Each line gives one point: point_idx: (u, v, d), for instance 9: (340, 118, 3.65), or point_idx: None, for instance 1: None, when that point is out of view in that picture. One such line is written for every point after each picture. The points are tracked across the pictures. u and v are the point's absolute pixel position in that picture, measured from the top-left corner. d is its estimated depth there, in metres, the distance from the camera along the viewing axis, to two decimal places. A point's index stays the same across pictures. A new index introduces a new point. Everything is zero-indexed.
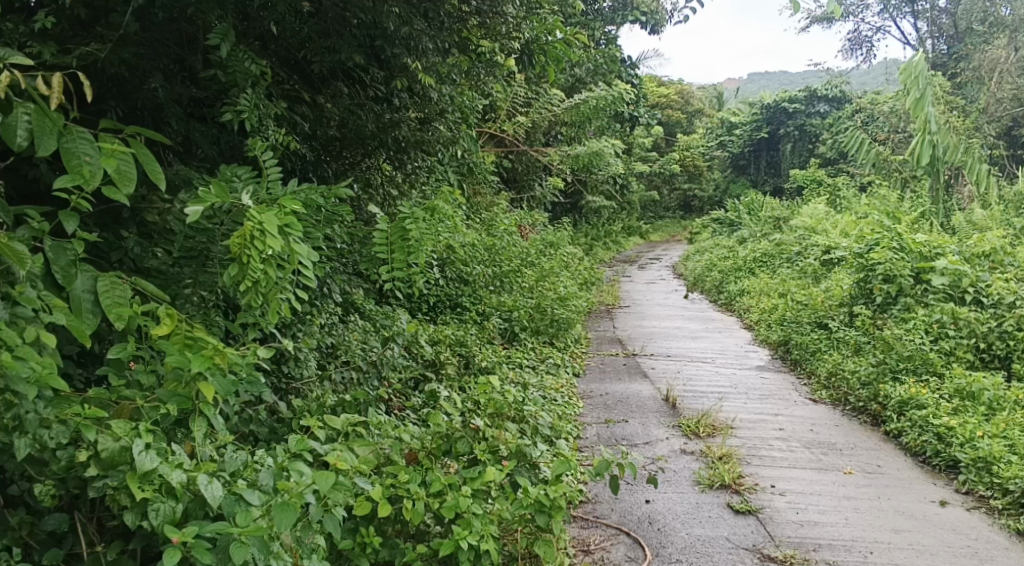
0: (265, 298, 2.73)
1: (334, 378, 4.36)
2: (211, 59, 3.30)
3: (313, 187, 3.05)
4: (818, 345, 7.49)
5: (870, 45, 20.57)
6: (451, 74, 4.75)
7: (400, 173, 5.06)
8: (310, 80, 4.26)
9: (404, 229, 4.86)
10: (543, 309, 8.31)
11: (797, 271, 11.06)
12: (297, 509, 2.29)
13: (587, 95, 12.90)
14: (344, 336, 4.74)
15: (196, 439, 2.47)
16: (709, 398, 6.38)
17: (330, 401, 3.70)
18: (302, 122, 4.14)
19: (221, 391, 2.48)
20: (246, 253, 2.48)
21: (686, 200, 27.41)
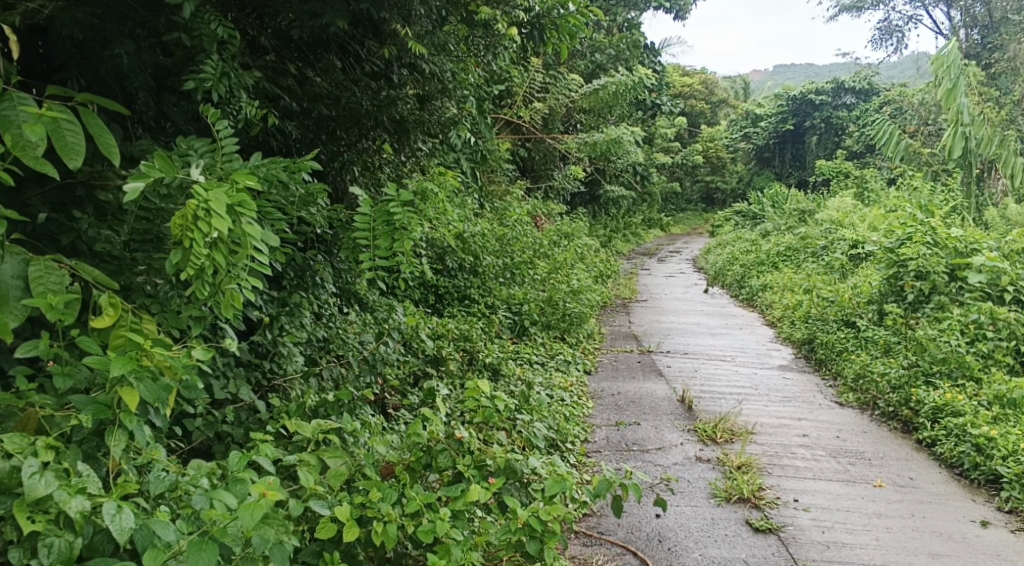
0: (215, 287, 2.48)
1: (323, 374, 4.10)
2: (177, 22, 2.98)
3: (279, 163, 2.75)
4: (844, 345, 7.12)
5: (901, 36, 19.96)
6: (449, 45, 4.41)
7: (401, 157, 4.73)
8: (301, 52, 4.00)
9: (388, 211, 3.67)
10: (554, 302, 8.00)
11: (823, 266, 10.65)
12: (214, 551, 2.06)
13: (606, 82, 12.53)
14: (338, 329, 4.50)
15: (114, 454, 2.21)
16: (728, 399, 6.03)
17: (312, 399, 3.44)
18: (287, 96, 3.85)
19: (151, 397, 2.24)
20: (186, 235, 2.24)
21: (709, 193, 26.89)
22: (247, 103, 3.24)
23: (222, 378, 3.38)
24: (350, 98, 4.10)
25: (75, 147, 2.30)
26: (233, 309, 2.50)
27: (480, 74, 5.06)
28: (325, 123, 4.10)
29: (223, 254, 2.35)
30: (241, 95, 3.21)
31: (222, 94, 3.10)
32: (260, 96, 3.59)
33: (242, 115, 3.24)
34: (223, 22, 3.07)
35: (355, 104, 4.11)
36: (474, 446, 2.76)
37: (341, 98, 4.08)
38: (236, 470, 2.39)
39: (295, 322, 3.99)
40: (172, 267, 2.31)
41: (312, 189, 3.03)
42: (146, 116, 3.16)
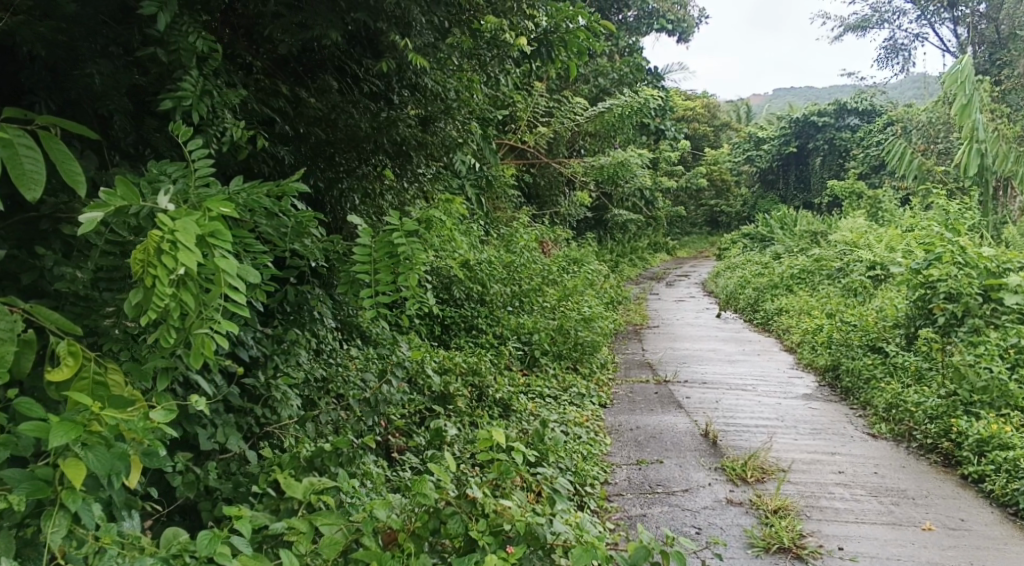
0: (184, 335, 2.18)
1: (322, 419, 3.80)
2: (154, 35, 2.74)
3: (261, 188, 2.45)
4: (872, 372, 6.81)
5: (907, 55, 19.76)
6: (452, 61, 4.15)
7: (404, 183, 4.53)
8: (296, 73, 3.79)
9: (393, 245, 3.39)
10: (565, 331, 7.69)
11: (841, 289, 10.33)
12: None
13: (611, 104, 12.33)
14: (339, 367, 4.22)
15: (51, 539, 1.97)
16: (754, 432, 5.69)
17: (307, 449, 3.15)
18: (279, 117, 3.58)
19: (103, 469, 2.01)
20: (149, 271, 1.97)
21: (714, 216, 26.67)
22: (232, 123, 2.96)
23: (209, 426, 3.08)
24: (347, 120, 3.85)
25: (34, 175, 2.04)
26: (204, 356, 2.20)
27: (487, 95, 4.81)
28: (321, 148, 3.84)
29: (192, 293, 2.07)
30: (225, 115, 2.94)
31: (203, 114, 2.83)
32: (250, 117, 3.32)
33: (227, 137, 2.97)
34: (203, 35, 2.80)
35: (353, 126, 3.87)
36: (489, 508, 2.49)
37: (338, 120, 3.83)
38: (205, 554, 2.14)
39: (291, 361, 3.70)
40: (132, 309, 2.05)
41: (296, 217, 2.75)
42: (123, 141, 2.89)
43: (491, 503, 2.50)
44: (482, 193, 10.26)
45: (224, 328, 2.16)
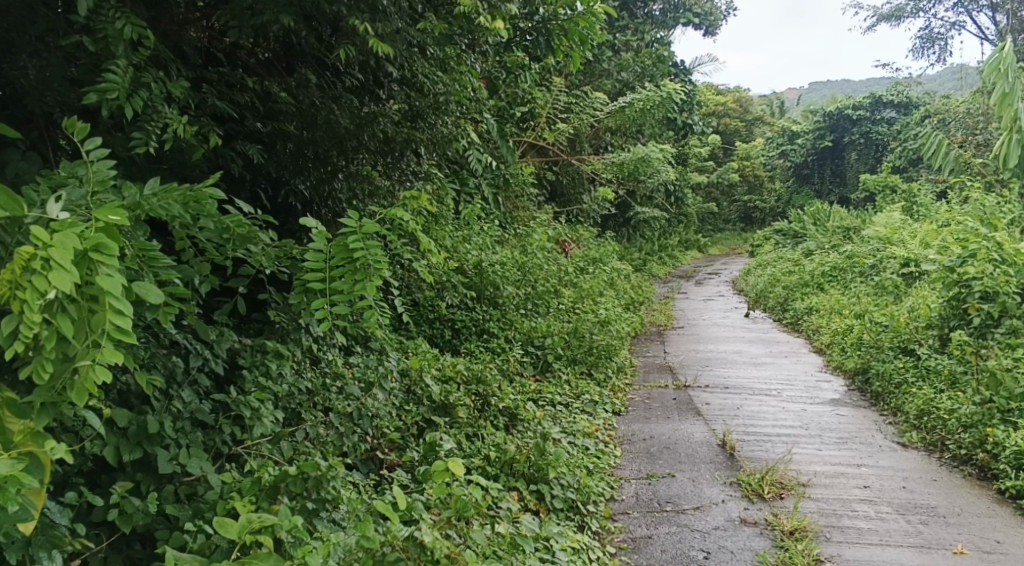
0: (67, 372, 2.05)
1: (299, 434, 3.62)
2: (79, 23, 2.66)
3: (174, 191, 2.38)
4: (904, 376, 6.45)
5: (944, 44, 19.07)
6: (428, 48, 3.92)
7: (393, 180, 4.31)
8: (273, 69, 3.65)
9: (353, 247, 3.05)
10: (580, 335, 7.41)
11: (873, 287, 9.92)
12: None
13: (632, 98, 12.04)
14: (323, 379, 4.03)
15: None
16: (776, 442, 5.37)
17: (272, 471, 3.00)
18: (246, 115, 3.49)
19: None
20: (16, 289, 1.91)
21: (748, 212, 26.07)
22: (171, 117, 2.85)
23: (171, 448, 3.00)
24: (323, 116, 3.66)
25: None
26: (88, 393, 2.06)
27: (481, 87, 4.59)
28: (299, 147, 3.71)
29: (71, 318, 2.00)
30: (163, 109, 2.83)
31: (137, 109, 2.72)
32: (204, 113, 3.21)
33: (168, 132, 2.86)
34: (130, 20, 2.68)
35: (332, 123, 3.68)
36: (438, 553, 2.85)
37: (315, 117, 3.66)
38: None
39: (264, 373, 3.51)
40: (6, 339, 1.97)
41: (220, 224, 2.67)
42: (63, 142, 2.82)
43: (439, 548, 2.86)
44: (498, 191, 10.02)
45: (109, 356, 2.03)
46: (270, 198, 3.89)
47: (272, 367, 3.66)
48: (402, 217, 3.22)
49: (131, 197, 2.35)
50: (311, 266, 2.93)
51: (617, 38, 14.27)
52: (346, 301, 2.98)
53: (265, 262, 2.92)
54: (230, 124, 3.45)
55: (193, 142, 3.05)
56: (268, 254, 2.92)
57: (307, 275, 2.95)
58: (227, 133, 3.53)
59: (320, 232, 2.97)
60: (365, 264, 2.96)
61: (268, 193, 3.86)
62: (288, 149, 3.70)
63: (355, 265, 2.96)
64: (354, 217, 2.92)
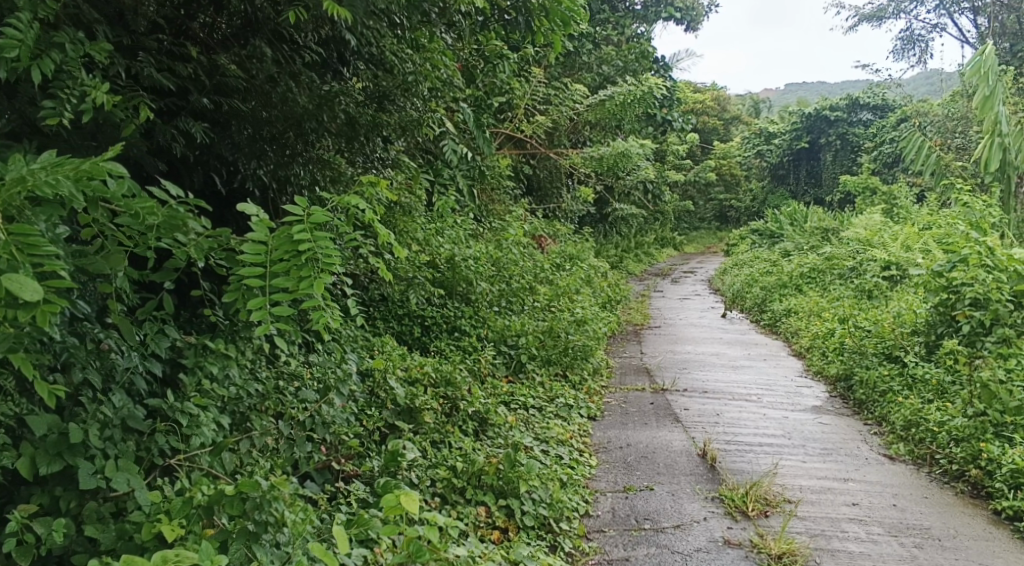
0: None
1: (243, 444, 3.30)
2: None
3: (64, 168, 2.12)
4: (889, 385, 6.27)
5: (924, 46, 19.03)
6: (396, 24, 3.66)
7: (358, 161, 4.01)
8: (221, 40, 3.29)
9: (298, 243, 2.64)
10: (555, 335, 7.12)
11: (854, 290, 9.75)
12: None
13: (613, 91, 11.80)
14: (273, 381, 3.72)
15: None
16: (759, 453, 5.12)
17: (204, 491, 2.67)
18: (190, 89, 3.14)
19: None
20: None
21: (724, 211, 25.89)
22: (89, 84, 2.60)
23: (97, 460, 2.64)
24: (280, 94, 3.34)
25: None
26: None
27: (456, 70, 4.30)
28: (253, 126, 3.38)
29: None
30: (80, 74, 2.59)
31: (46, 73, 2.48)
32: (134, 85, 2.92)
33: (86, 100, 2.60)
34: None
35: (289, 101, 3.36)
36: None
37: (270, 94, 3.34)
38: None
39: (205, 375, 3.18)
40: None
41: (129, 208, 2.34)
42: None
43: None
44: (473, 183, 9.68)
45: None
46: (225, 182, 3.56)
47: (216, 367, 3.33)
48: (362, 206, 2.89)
49: (16, 172, 2.09)
50: (248, 258, 2.58)
51: (598, 30, 13.97)
52: (288, 300, 2.64)
53: (198, 251, 2.60)
54: (171, 98, 3.12)
55: (120, 116, 2.77)
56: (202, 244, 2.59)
57: (242, 269, 2.59)
58: (170, 109, 3.19)
59: (261, 219, 2.62)
60: (312, 260, 2.67)
61: (222, 179, 3.55)
62: (245, 132, 3.37)
63: (301, 260, 2.65)
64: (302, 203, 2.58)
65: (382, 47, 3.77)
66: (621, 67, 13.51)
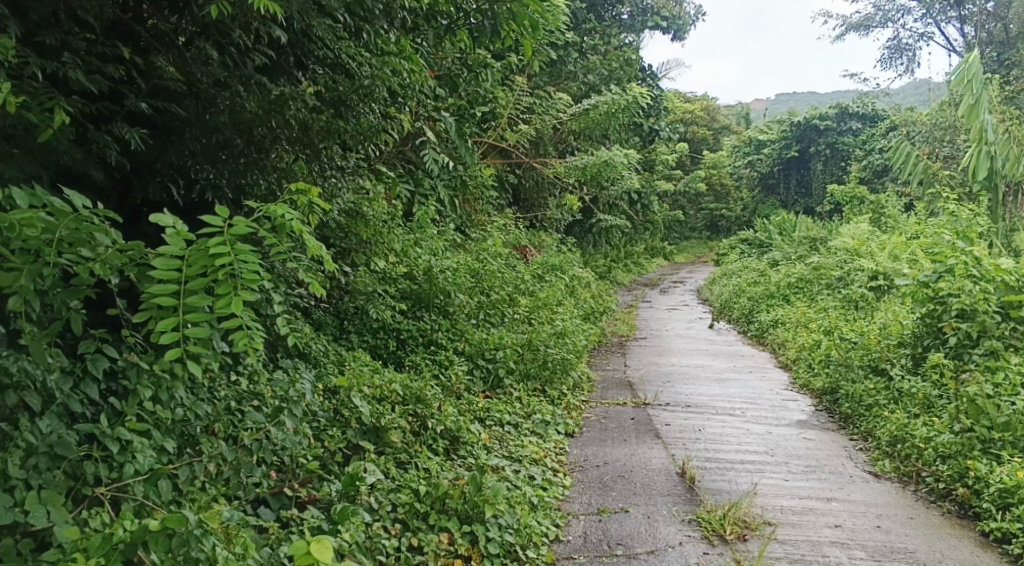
0: None
1: (183, 471, 3.09)
2: None
3: None
4: (875, 399, 6.14)
5: (911, 55, 19.02)
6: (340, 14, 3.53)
7: (317, 169, 3.83)
8: (164, 42, 3.20)
9: (212, 258, 2.50)
10: (534, 348, 6.95)
11: (841, 301, 9.62)
12: None
13: (596, 101, 11.78)
14: (221, 404, 3.52)
15: None
16: (739, 471, 4.96)
17: (127, 527, 2.45)
18: (125, 93, 3.04)
19: None
20: None
21: (714, 221, 25.79)
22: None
23: (16, 493, 2.44)
24: (226, 101, 3.25)
25: None
26: None
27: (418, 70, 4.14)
28: (199, 134, 3.28)
29: None
30: None
31: None
32: (50, 87, 2.71)
33: None
34: None
35: (237, 110, 3.26)
36: None
37: (216, 101, 3.23)
38: None
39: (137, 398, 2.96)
40: None
41: (3, 220, 2.27)
42: None
43: None
44: (454, 194, 9.53)
45: None
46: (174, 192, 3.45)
47: (155, 390, 3.12)
48: (295, 221, 2.69)
49: None
50: (159, 272, 2.46)
51: (583, 40, 13.89)
52: (204, 318, 2.52)
53: (111, 264, 2.53)
54: (104, 102, 3.01)
55: (31, 119, 2.56)
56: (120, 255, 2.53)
57: (154, 285, 2.47)
58: (103, 114, 3.06)
59: (175, 232, 2.49)
60: (230, 275, 2.53)
61: (180, 188, 3.49)
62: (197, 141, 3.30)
63: (217, 275, 2.52)
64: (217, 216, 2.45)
65: (337, 49, 3.68)
66: (606, 76, 13.42)
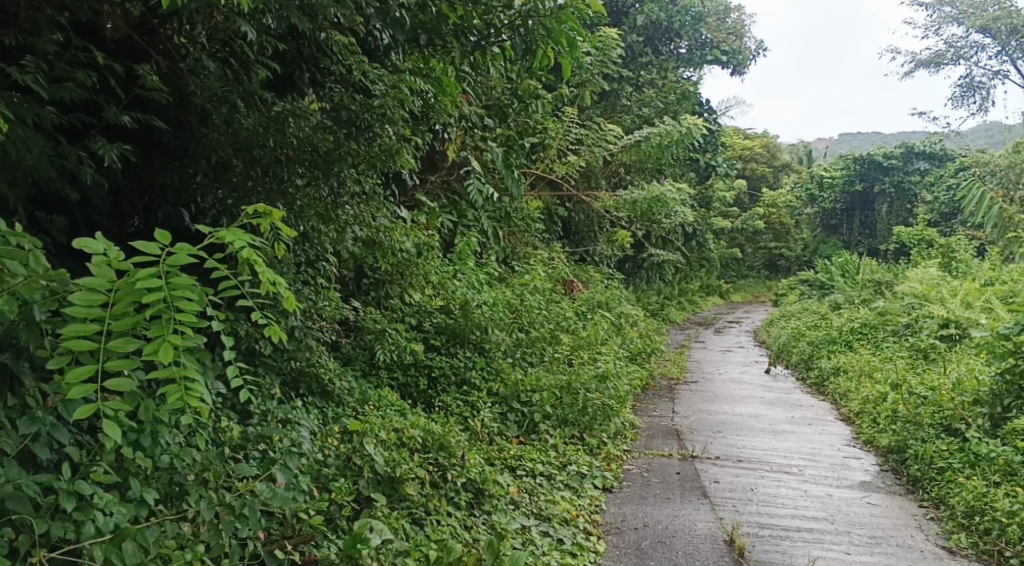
0: None
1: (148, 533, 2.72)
2: None
3: None
4: (947, 461, 5.58)
5: (984, 94, 18.17)
6: (344, 25, 3.37)
7: (329, 194, 3.56)
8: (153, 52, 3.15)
9: (138, 291, 2.35)
10: (573, 391, 6.49)
11: (907, 350, 8.98)
12: None
13: (648, 132, 11.48)
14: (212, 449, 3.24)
15: None
16: (795, 542, 4.46)
17: None
18: (102, 103, 2.92)
19: None
20: None
21: (774, 261, 24.80)
22: None
23: None
24: (222, 115, 3.15)
25: None
26: None
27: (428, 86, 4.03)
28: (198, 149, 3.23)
29: None
30: None
31: None
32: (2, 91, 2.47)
33: None
34: None
35: (233, 125, 3.16)
36: None
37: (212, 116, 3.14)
38: None
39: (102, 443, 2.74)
40: None
41: None
42: None
43: None
44: (499, 226, 9.24)
45: None
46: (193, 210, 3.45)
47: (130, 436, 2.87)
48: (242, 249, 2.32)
49: None
50: (78, 306, 2.29)
51: (639, 73, 13.58)
52: (130, 364, 2.37)
53: (26, 297, 2.31)
54: (77, 112, 2.89)
55: None
56: (35, 286, 2.31)
57: (73, 325, 2.30)
58: (79, 127, 2.98)
59: (104, 262, 2.35)
60: (161, 312, 2.38)
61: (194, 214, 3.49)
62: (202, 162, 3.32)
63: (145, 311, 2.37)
64: (149, 245, 2.31)
65: (346, 62, 3.60)
66: (662, 109, 13.06)
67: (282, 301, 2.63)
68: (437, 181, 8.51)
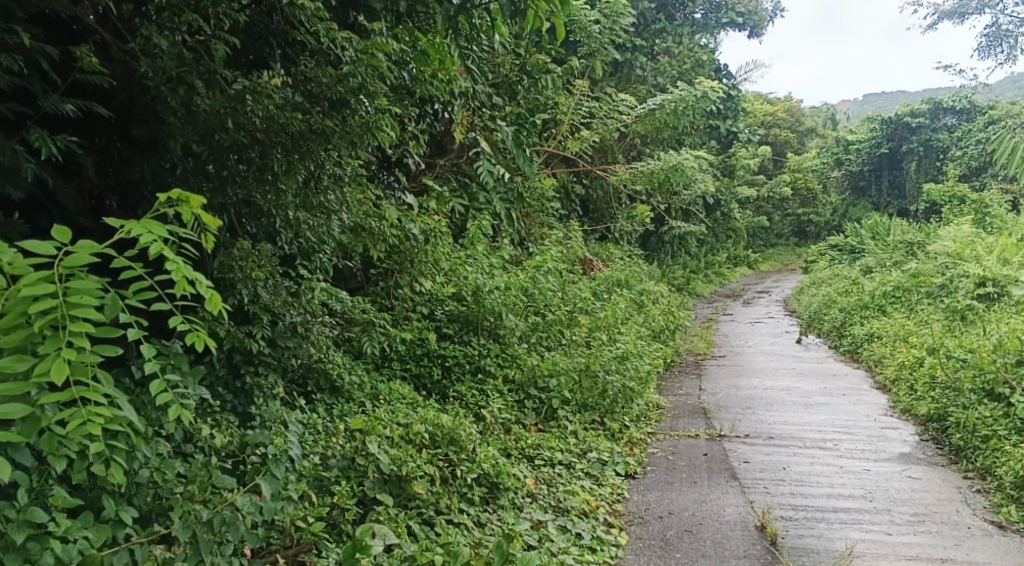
0: None
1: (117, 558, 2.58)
2: None
3: None
4: (992, 429, 5.26)
5: (1013, 42, 17.46)
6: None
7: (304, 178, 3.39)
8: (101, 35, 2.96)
9: (30, 300, 2.22)
10: (592, 374, 6.24)
11: (944, 312, 8.58)
12: None
13: (663, 101, 11.12)
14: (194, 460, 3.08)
15: None
16: (833, 525, 4.19)
17: None
18: (42, 92, 2.76)
19: None
20: None
21: (802, 227, 24.21)
22: None
23: None
24: (180, 99, 2.96)
25: None
26: None
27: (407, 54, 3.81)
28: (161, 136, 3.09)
29: None
30: None
31: None
32: None
33: None
34: None
35: (192, 107, 2.99)
36: None
37: (168, 99, 2.96)
38: None
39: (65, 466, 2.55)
40: None
41: None
42: None
43: None
44: (512, 207, 8.98)
45: None
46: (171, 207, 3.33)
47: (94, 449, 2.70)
48: (149, 244, 2.22)
49: None
50: None
51: (653, 42, 13.16)
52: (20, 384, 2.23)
53: None
54: (15, 103, 2.74)
55: None
56: None
57: None
58: (23, 118, 2.87)
59: None
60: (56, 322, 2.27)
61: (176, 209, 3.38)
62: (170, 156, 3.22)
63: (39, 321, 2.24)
64: (44, 246, 2.20)
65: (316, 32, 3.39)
66: (676, 78, 12.72)
67: (205, 301, 2.46)
68: (446, 164, 8.29)
